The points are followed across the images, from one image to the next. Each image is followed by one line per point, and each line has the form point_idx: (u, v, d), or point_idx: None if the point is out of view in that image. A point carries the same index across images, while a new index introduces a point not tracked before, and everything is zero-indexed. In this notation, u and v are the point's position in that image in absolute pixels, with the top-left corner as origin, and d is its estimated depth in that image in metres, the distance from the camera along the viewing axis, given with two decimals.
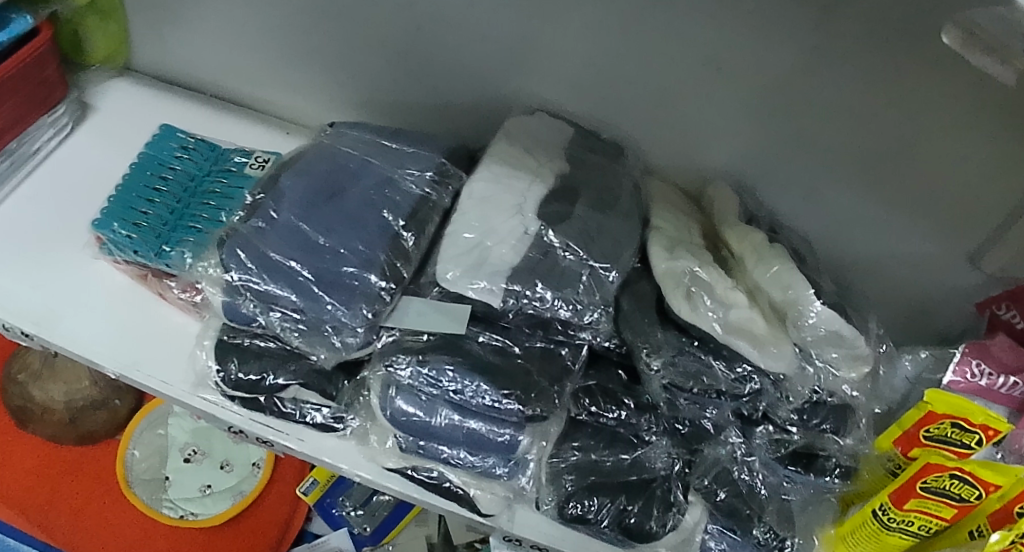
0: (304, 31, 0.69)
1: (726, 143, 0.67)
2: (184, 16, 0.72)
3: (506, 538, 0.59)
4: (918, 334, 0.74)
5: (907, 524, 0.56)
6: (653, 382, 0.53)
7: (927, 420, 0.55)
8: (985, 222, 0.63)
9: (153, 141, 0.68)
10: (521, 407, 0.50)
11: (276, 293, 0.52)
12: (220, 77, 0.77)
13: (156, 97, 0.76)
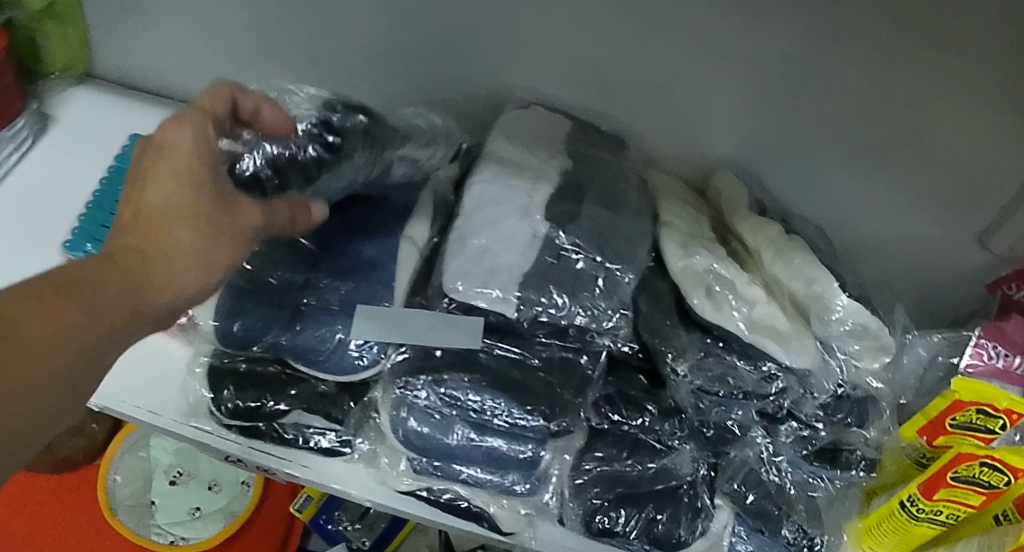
0: (280, 30, 0.65)
1: (728, 130, 0.65)
2: (147, 19, 0.67)
3: None
4: (926, 314, 0.73)
5: (935, 513, 0.56)
6: (680, 387, 0.51)
7: (954, 408, 0.54)
8: (993, 203, 0.62)
9: (125, 153, 0.64)
10: (546, 423, 0.48)
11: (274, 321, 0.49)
12: (189, 80, 0.72)
13: (122, 104, 0.71)
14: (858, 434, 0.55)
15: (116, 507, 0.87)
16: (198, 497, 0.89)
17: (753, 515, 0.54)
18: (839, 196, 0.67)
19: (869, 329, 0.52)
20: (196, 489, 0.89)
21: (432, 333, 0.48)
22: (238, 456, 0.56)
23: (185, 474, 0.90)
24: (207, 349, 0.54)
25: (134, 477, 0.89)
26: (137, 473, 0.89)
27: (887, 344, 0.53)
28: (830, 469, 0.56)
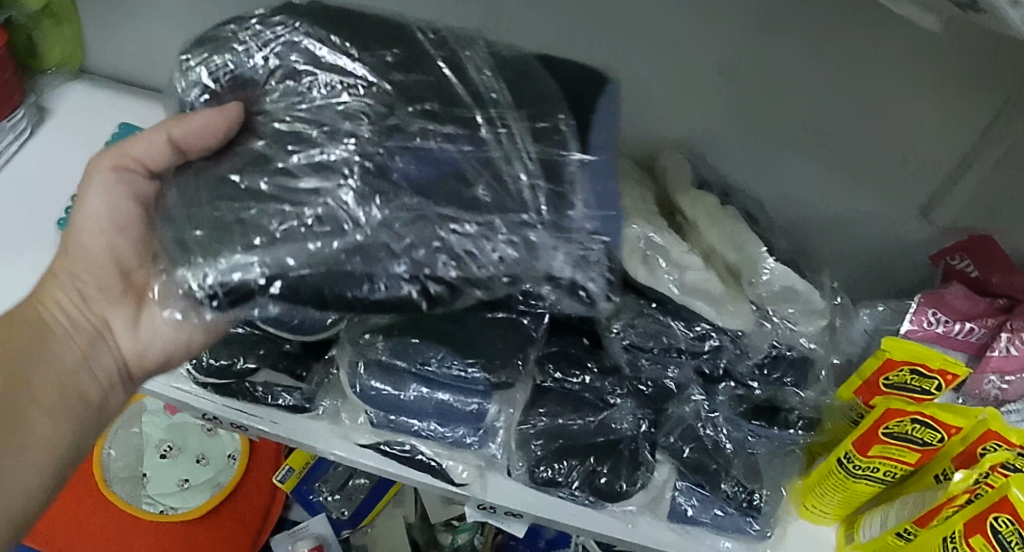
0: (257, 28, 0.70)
1: (679, 111, 0.68)
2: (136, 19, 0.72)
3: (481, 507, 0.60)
4: (878, 287, 0.76)
5: (871, 470, 0.58)
6: (613, 344, 0.54)
7: (887, 367, 0.57)
8: (933, 180, 0.65)
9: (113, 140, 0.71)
10: (487, 375, 0.50)
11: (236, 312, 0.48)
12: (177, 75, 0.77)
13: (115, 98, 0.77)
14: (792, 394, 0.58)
15: (110, 479, 0.92)
16: (186, 468, 0.94)
17: (689, 471, 0.57)
18: (786, 179, 0.70)
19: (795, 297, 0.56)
20: (184, 462, 0.94)
21: None
22: (214, 414, 0.60)
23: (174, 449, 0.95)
24: None
25: (128, 452, 0.93)
26: (130, 447, 0.94)
27: (819, 308, 0.57)
28: (769, 427, 0.59)
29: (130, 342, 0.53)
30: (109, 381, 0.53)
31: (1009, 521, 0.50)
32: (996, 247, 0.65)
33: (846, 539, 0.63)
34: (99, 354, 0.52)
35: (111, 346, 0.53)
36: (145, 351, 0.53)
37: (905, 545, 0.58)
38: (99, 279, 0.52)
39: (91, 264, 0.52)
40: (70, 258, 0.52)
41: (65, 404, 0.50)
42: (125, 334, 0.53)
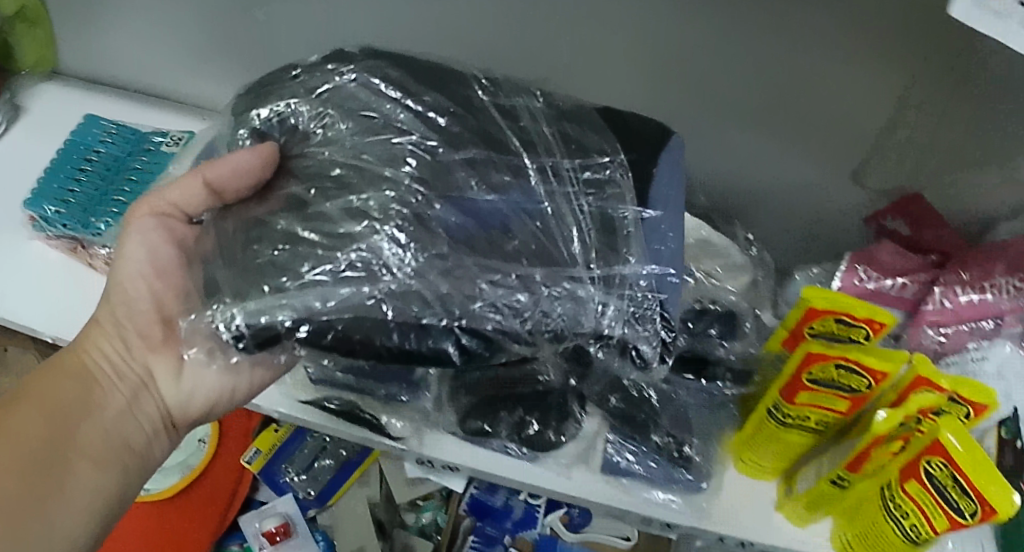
0: (209, 20, 0.73)
1: (614, 86, 0.70)
2: (97, 17, 0.76)
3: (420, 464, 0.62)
4: (820, 254, 0.78)
5: (802, 418, 0.59)
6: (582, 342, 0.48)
7: (810, 318, 0.57)
8: (862, 141, 0.66)
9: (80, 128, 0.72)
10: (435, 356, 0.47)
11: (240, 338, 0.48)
12: (140, 72, 0.81)
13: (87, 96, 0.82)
14: (717, 348, 0.59)
15: None
16: None
17: (618, 423, 0.59)
18: (721, 146, 0.72)
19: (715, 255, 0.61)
20: None
21: None
22: None
23: None
24: None
25: None
26: None
27: (741, 264, 0.61)
28: (696, 379, 0.60)
29: (173, 391, 0.58)
30: (152, 428, 0.57)
31: (941, 465, 0.56)
32: (927, 206, 0.67)
33: (785, 492, 0.64)
34: (143, 404, 0.57)
35: (154, 395, 0.58)
36: (188, 399, 0.58)
37: (841, 490, 0.60)
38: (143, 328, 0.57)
39: (133, 313, 0.57)
40: (116, 309, 0.58)
41: (111, 451, 0.54)
42: (168, 385, 0.58)
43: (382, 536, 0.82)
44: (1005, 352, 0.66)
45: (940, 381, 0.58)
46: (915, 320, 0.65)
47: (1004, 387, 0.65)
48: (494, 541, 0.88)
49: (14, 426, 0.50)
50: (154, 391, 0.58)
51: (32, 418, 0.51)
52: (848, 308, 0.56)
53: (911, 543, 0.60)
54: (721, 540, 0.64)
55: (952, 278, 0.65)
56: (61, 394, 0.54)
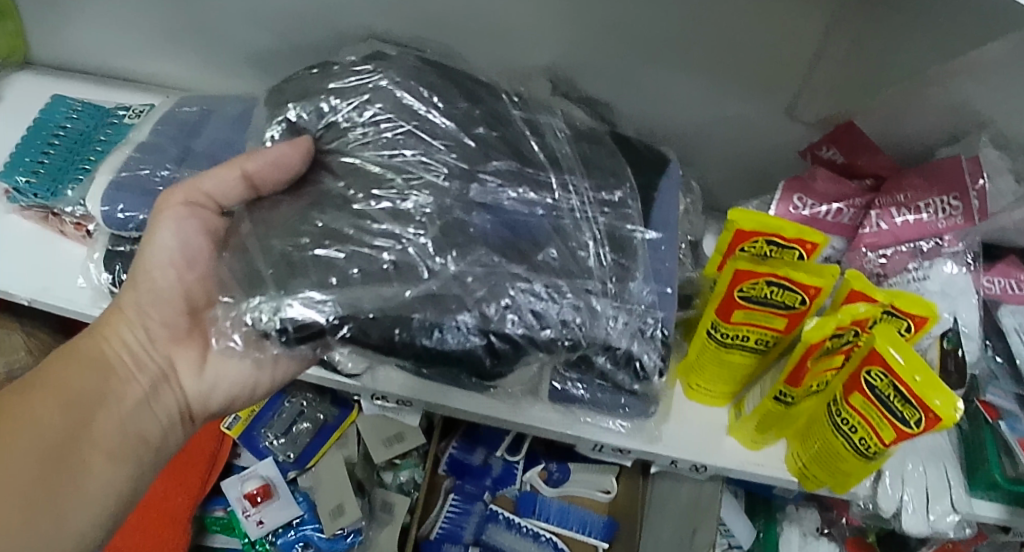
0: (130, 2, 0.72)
1: (546, 46, 0.69)
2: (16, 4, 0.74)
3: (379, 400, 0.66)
4: (762, 189, 0.80)
5: (742, 338, 0.61)
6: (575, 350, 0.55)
7: (740, 239, 0.61)
8: (792, 76, 0.68)
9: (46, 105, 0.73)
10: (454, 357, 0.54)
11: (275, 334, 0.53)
12: (69, 55, 0.79)
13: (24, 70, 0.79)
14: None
15: None
16: None
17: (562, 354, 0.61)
18: (663, 95, 0.72)
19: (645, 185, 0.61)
20: None
21: None
22: None
23: None
24: (101, 243, 0.64)
25: None
26: None
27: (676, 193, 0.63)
28: None
29: (194, 384, 0.59)
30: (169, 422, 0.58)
31: (881, 374, 0.57)
32: (859, 134, 0.68)
33: (735, 416, 0.66)
34: (162, 393, 0.57)
35: (174, 388, 0.59)
36: (209, 392, 0.60)
37: (787, 408, 0.62)
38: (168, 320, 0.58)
39: (159, 299, 0.57)
40: (134, 296, 0.58)
41: (128, 445, 0.54)
42: (188, 376, 0.59)
43: (361, 493, 0.85)
44: (946, 271, 0.67)
45: (874, 294, 0.60)
46: (853, 243, 0.68)
47: (947, 305, 0.66)
48: (473, 499, 0.89)
49: (33, 414, 0.49)
50: (172, 383, 0.59)
51: (52, 408, 0.50)
52: (775, 228, 0.59)
53: (864, 458, 0.60)
54: (675, 464, 0.66)
55: (886, 201, 0.67)
56: (78, 383, 0.53)
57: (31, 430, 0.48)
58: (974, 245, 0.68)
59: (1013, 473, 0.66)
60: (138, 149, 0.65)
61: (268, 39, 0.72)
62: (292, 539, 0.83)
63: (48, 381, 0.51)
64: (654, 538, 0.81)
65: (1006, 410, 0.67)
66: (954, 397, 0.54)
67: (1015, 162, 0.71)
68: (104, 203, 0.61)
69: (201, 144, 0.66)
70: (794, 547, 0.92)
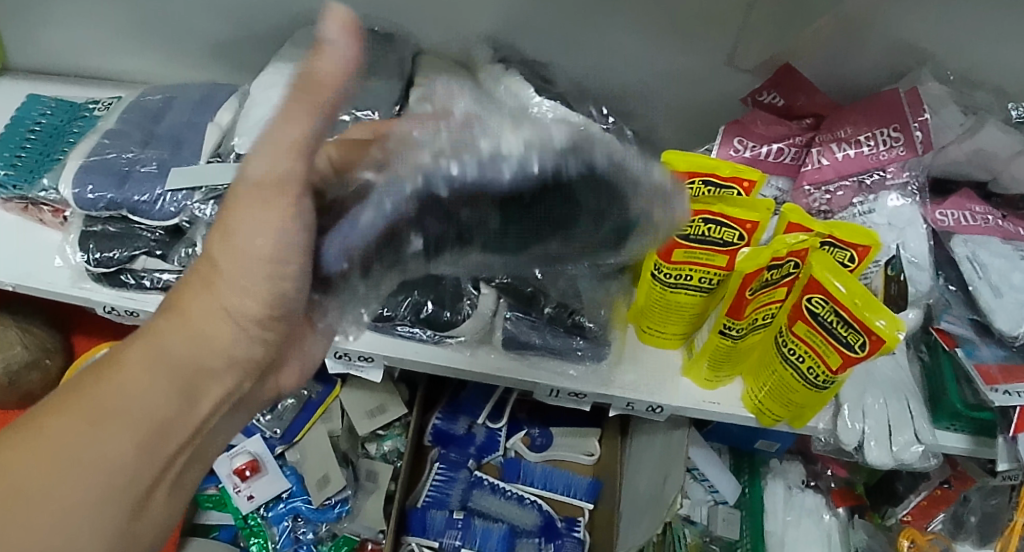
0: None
1: (485, 12, 0.72)
2: None
3: (343, 359, 0.70)
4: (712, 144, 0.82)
5: (686, 277, 0.63)
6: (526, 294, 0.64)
7: (676, 181, 0.62)
8: (729, 25, 0.70)
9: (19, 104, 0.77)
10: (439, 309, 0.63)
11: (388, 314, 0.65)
12: (40, 56, 0.83)
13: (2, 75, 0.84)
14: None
15: None
16: None
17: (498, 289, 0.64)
18: (605, 53, 0.74)
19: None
20: None
21: (225, 177, 0.65)
22: (113, 307, 0.70)
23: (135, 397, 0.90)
24: (76, 225, 0.68)
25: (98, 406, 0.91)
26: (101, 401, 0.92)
27: None
28: None
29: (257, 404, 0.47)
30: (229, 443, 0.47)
31: (822, 302, 0.58)
32: (798, 76, 0.70)
33: (688, 356, 0.68)
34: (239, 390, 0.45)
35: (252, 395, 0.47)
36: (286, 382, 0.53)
37: (733, 343, 0.63)
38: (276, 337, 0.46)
39: (255, 272, 0.41)
40: (245, 277, 0.41)
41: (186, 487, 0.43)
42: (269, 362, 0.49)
43: (347, 463, 0.88)
44: (892, 203, 0.68)
45: (812, 225, 0.61)
46: (795, 182, 0.70)
47: (895, 236, 0.68)
48: (458, 466, 0.91)
49: (105, 456, 0.37)
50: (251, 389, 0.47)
51: (127, 449, 0.38)
52: (710, 168, 0.61)
53: (815, 388, 0.62)
54: (631, 406, 0.68)
55: (826, 137, 0.69)
56: (156, 401, 0.39)
57: (92, 476, 0.37)
58: (919, 175, 0.69)
59: (973, 399, 0.67)
60: (106, 136, 0.69)
61: (225, 30, 0.76)
62: (283, 511, 0.87)
63: (102, 400, 0.38)
64: (632, 490, 0.83)
65: (962, 337, 0.67)
66: (896, 319, 0.55)
67: (960, 96, 0.72)
68: (75, 185, 0.65)
69: (164, 127, 0.70)
70: (779, 500, 0.92)
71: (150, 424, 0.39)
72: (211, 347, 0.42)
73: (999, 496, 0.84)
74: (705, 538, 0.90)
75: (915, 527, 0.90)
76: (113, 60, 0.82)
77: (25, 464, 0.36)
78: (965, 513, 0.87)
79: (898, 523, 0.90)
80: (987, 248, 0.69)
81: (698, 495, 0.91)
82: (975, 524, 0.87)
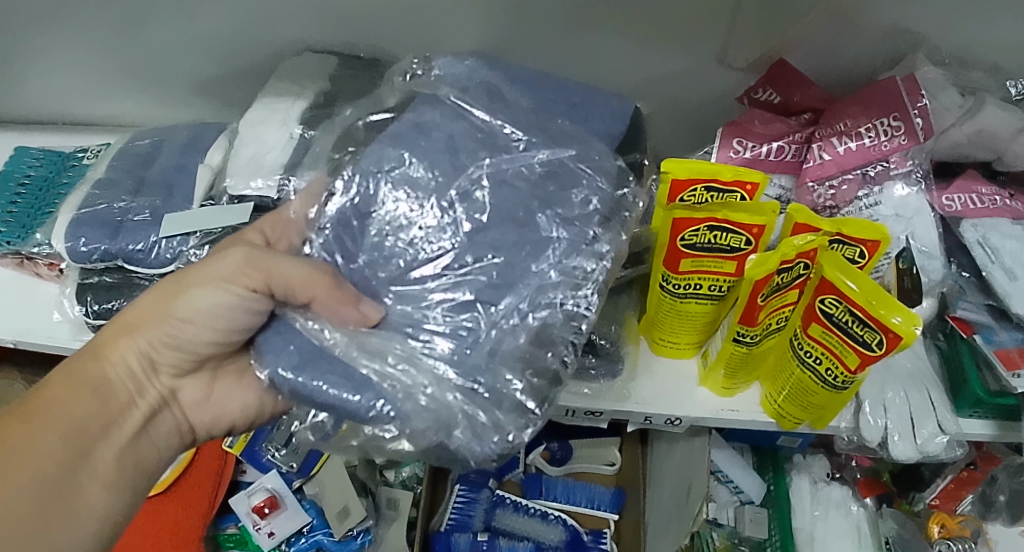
0: (63, 45, 0.74)
1: (468, 29, 0.70)
2: None
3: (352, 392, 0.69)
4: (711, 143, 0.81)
5: (695, 287, 0.62)
6: (602, 344, 0.65)
7: (677, 190, 0.58)
8: (717, 25, 0.68)
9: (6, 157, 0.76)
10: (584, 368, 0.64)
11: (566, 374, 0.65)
12: (20, 105, 0.83)
13: None
14: (613, 197, 0.52)
15: None
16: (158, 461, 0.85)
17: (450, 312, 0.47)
18: (593, 60, 0.73)
19: (599, 131, 0.56)
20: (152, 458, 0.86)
21: (218, 220, 0.63)
22: None
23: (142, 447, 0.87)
24: (72, 278, 0.67)
25: None
26: None
27: None
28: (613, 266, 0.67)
29: (197, 413, 0.56)
30: (168, 447, 0.56)
31: (835, 302, 0.57)
32: (792, 70, 0.69)
33: (703, 365, 0.67)
34: (159, 422, 0.55)
35: (174, 412, 0.56)
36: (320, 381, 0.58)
37: (748, 349, 0.62)
38: (172, 359, 0.54)
39: (191, 330, 0.52)
40: (160, 313, 0.52)
41: (130, 471, 0.52)
42: (193, 405, 0.56)
43: (366, 492, 0.86)
44: (898, 193, 0.68)
45: (820, 224, 0.59)
46: (799, 180, 0.69)
47: (903, 227, 0.67)
48: (479, 487, 0.90)
49: (31, 446, 0.47)
50: (172, 406, 0.56)
51: (50, 441, 0.48)
52: (712, 173, 0.57)
53: (834, 388, 0.60)
54: (649, 419, 0.68)
55: (826, 132, 0.68)
56: (78, 410, 0.50)
57: (15, 467, 0.46)
58: (922, 162, 0.68)
59: (996, 386, 0.65)
60: (97, 186, 0.68)
61: (206, 65, 0.75)
62: (305, 545, 0.85)
63: (43, 408, 0.48)
64: (657, 496, 0.83)
65: (979, 323, 0.66)
66: (912, 314, 0.54)
67: (956, 78, 0.71)
68: (68, 238, 0.64)
69: (153, 172, 0.69)
70: (805, 495, 0.87)
71: (62, 423, 0.49)
72: (124, 374, 0.53)
73: None
74: (734, 540, 0.87)
75: (943, 510, 0.87)
76: (97, 105, 0.81)
77: (14, 434, 0.47)
78: (994, 493, 0.87)
79: (928, 508, 0.88)
80: (998, 231, 0.68)
81: (724, 496, 0.88)
82: (1004, 503, 0.86)
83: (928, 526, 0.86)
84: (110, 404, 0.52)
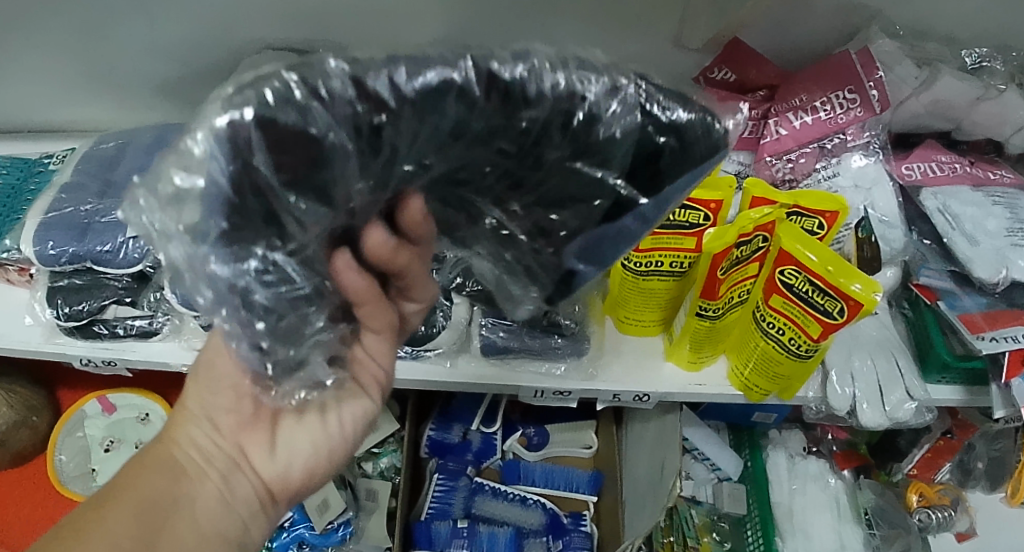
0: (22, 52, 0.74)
1: (426, 20, 0.71)
2: None
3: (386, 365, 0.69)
4: None
5: (657, 264, 0.62)
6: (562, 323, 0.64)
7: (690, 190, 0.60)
8: (674, 5, 0.68)
9: None
10: (551, 344, 0.65)
11: (535, 351, 0.65)
12: None
13: None
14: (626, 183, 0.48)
15: (65, 479, 0.91)
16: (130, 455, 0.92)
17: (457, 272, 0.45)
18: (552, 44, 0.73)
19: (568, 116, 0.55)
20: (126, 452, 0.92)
21: None
22: (91, 358, 0.70)
23: (115, 441, 0.91)
24: (42, 281, 0.68)
25: (76, 453, 0.92)
26: (78, 449, 0.91)
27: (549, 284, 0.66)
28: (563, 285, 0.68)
29: (270, 469, 0.45)
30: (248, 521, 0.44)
31: (795, 272, 0.57)
32: (745, 49, 0.70)
33: (669, 341, 0.68)
34: (235, 489, 0.44)
35: (247, 474, 0.44)
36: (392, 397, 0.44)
37: (712, 323, 0.63)
38: (226, 402, 0.44)
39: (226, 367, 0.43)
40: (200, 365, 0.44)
41: None
42: (262, 464, 0.45)
43: (344, 485, 0.86)
44: (855, 164, 0.69)
45: (776, 197, 0.60)
46: (757, 156, 0.70)
47: (862, 197, 0.68)
48: (458, 475, 0.90)
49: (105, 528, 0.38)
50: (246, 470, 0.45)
51: (119, 520, 0.38)
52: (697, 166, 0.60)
53: (798, 357, 0.61)
54: (617, 396, 0.69)
55: (782, 108, 0.69)
56: (139, 489, 0.41)
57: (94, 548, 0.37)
58: (879, 133, 0.70)
59: (962, 349, 0.66)
60: (63, 190, 0.69)
61: (168, 65, 0.75)
62: (286, 540, 0.83)
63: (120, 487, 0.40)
64: (634, 475, 0.83)
65: (943, 289, 0.67)
66: (872, 281, 0.55)
67: (912, 50, 0.72)
68: (36, 242, 0.65)
69: (120, 174, 0.70)
70: (783, 469, 0.88)
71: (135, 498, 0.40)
72: (183, 442, 0.43)
73: (1005, 440, 0.85)
74: (713, 516, 0.88)
75: (922, 479, 0.89)
76: (63, 111, 0.82)
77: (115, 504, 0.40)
78: (972, 460, 0.88)
79: (906, 478, 0.89)
80: (958, 198, 0.69)
81: (701, 474, 0.87)
82: (982, 469, 0.88)
83: (906, 495, 0.88)
84: (157, 481, 0.42)
